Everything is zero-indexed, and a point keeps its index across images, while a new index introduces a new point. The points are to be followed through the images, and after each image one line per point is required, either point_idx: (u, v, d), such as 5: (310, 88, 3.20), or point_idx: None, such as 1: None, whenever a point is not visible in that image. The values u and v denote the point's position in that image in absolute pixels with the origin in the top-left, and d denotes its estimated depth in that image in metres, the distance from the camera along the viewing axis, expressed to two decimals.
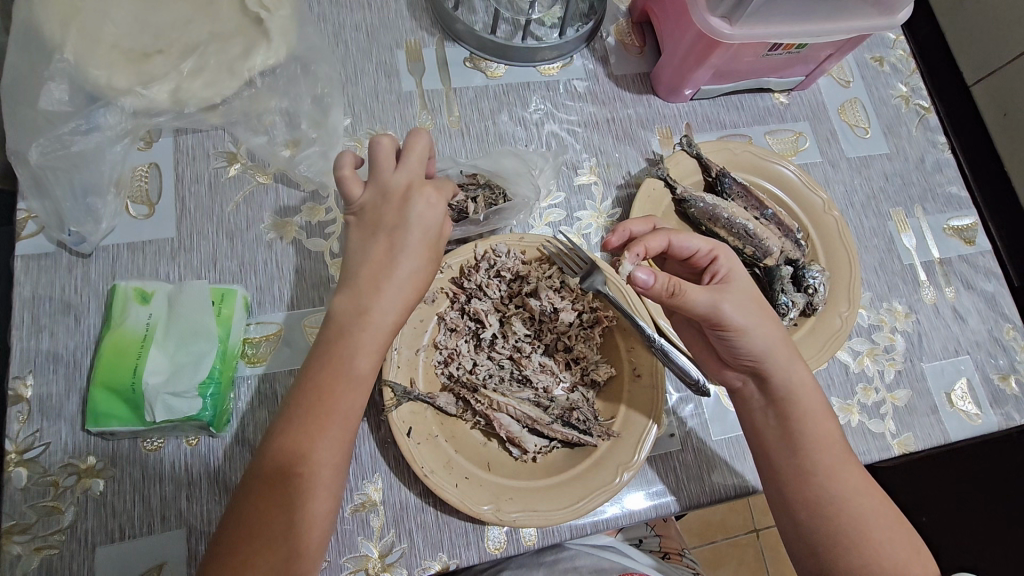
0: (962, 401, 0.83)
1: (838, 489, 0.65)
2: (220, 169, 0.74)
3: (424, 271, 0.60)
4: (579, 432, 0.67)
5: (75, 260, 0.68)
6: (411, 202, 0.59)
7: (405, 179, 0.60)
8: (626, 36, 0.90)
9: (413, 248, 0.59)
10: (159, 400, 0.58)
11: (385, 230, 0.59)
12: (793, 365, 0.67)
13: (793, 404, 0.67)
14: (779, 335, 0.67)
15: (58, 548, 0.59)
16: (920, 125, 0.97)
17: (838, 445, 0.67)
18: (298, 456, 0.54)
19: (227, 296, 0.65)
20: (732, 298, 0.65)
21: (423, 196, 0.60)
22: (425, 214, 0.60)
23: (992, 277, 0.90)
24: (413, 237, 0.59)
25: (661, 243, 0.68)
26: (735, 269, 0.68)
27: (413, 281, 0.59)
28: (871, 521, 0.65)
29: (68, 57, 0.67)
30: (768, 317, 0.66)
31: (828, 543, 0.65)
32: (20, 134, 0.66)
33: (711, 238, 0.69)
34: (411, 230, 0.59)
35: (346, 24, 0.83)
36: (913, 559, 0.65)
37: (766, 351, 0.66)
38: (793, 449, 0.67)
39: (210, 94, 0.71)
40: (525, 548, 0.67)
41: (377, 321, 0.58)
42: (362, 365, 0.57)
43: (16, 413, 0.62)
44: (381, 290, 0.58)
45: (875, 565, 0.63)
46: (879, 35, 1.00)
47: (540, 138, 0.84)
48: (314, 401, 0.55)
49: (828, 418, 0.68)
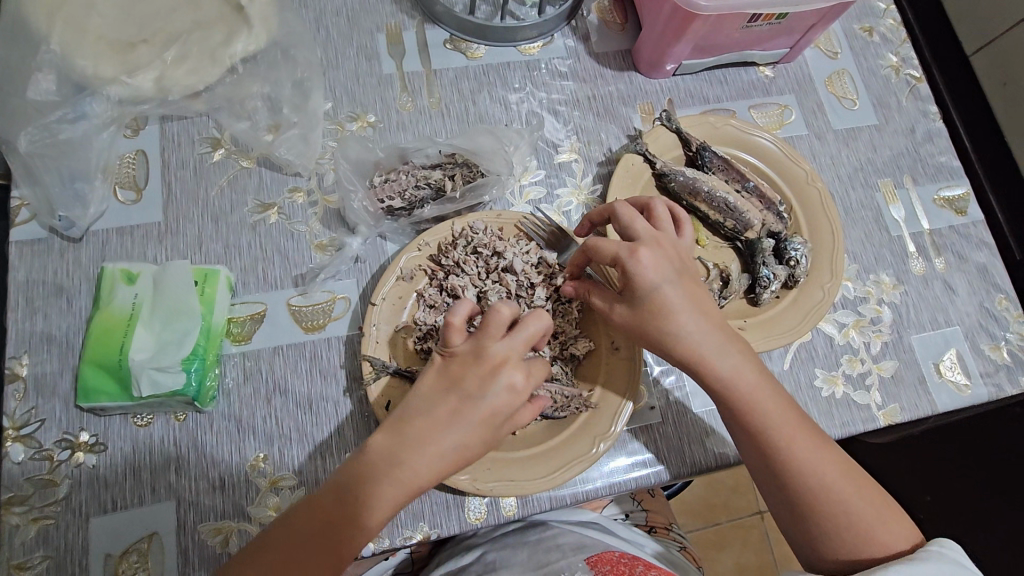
0: (951, 371, 0.82)
1: (790, 466, 0.63)
2: (204, 155, 0.76)
3: (478, 451, 0.58)
4: (559, 403, 0.68)
5: (67, 245, 0.70)
6: (498, 380, 0.59)
7: (499, 352, 0.59)
8: (608, 13, 0.90)
9: (475, 432, 0.58)
10: (145, 374, 0.61)
11: (468, 402, 0.58)
12: (725, 354, 0.64)
13: (730, 388, 0.64)
14: (700, 328, 0.64)
15: (53, 519, 0.61)
16: (910, 95, 0.95)
17: (787, 422, 0.64)
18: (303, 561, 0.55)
19: (209, 276, 0.68)
20: (621, 314, 0.65)
21: (509, 384, 0.59)
22: (503, 397, 0.59)
23: (984, 248, 0.89)
24: (482, 412, 0.58)
25: (583, 258, 0.70)
26: (632, 285, 0.63)
27: (457, 456, 0.58)
28: (835, 489, 0.63)
29: (55, 48, 0.70)
30: (675, 321, 0.63)
31: (794, 511, 0.64)
32: (10, 125, 0.68)
33: (620, 244, 0.64)
34: (484, 407, 0.58)
35: (327, 9, 0.84)
36: (877, 523, 0.63)
37: (684, 349, 0.64)
38: (742, 427, 0.65)
39: (193, 82, 0.74)
40: (505, 518, 0.68)
41: (422, 482, 0.57)
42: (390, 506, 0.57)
43: (13, 391, 0.65)
44: (433, 472, 0.57)
45: (831, 532, 0.63)
46: (868, 5, 0.99)
47: (520, 117, 0.84)
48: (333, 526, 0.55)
49: (775, 397, 0.65)
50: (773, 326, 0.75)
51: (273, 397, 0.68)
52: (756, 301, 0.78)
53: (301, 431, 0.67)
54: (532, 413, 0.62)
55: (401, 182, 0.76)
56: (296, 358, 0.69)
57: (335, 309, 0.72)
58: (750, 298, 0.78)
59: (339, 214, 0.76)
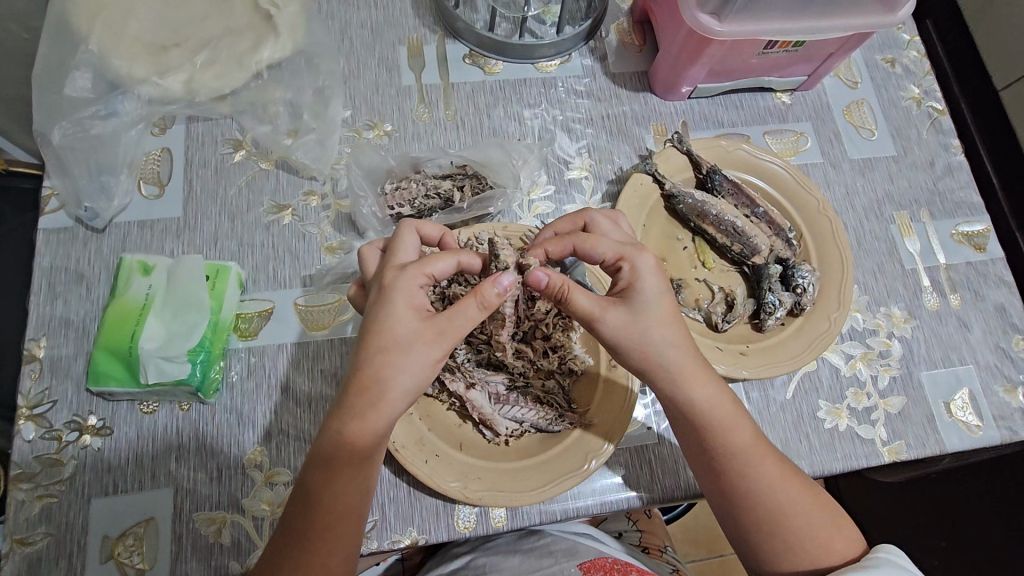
0: (961, 411, 0.80)
1: (755, 484, 0.62)
2: (226, 155, 0.79)
3: (393, 367, 0.55)
4: (552, 417, 0.69)
5: (90, 235, 0.74)
6: (373, 299, 0.59)
7: (376, 277, 0.61)
8: (626, 35, 0.91)
9: (378, 350, 0.56)
10: (151, 362, 0.63)
11: (363, 335, 0.57)
12: (702, 380, 0.63)
13: (700, 410, 0.63)
14: (679, 347, 0.62)
15: (57, 497, 0.64)
16: (931, 127, 0.94)
17: (753, 441, 0.63)
18: (310, 529, 0.56)
19: (221, 272, 0.70)
20: (617, 317, 0.61)
21: (380, 288, 0.58)
22: (382, 307, 0.57)
23: (1003, 286, 0.87)
24: (370, 329, 0.57)
25: (564, 248, 0.66)
26: (635, 285, 0.62)
27: (371, 381, 0.55)
28: (793, 506, 0.62)
29: (93, 48, 0.74)
30: (658, 338, 0.61)
31: (752, 531, 0.63)
32: (47, 118, 0.73)
33: (624, 243, 0.64)
34: (371, 324, 0.57)
35: (352, 21, 0.87)
36: (836, 532, 0.63)
37: (666, 370, 0.62)
38: (702, 446, 0.64)
39: (220, 85, 0.77)
40: (494, 528, 0.69)
41: (352, 421, 0.55)
42: (344, 462, 0.55)
43: (30, 370, 0.68)
44: (353, 409, 0.55)
45: (799, 547, 0.62)
46: (892, 37, 0.98)
47: (532, 133, 0.85)
48: (312, 499, 0.56)
49: (738, 415, 0.64)
50: (776, 352, 0.74)
51: (274, 392, 0.69)
52: (760, 326, 0.77)
53: (299, 429, 0.68)
54: (472, 304, 0.57)
55: (412, 190, 0.78)
56: (300, 357, 0.71)
57: (342, 311, 0.73)
58: (755, 324, 0.78)
59: (350, 218, 0.78)
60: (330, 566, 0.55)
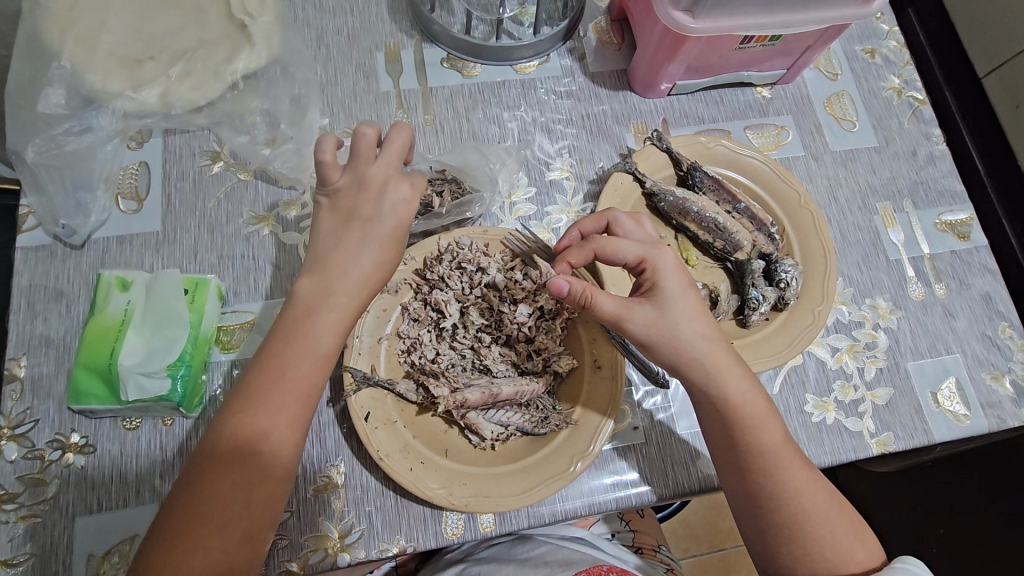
0: (949, 401, 0.79)
1: (783, 486, 0.62)
2: (204, 167, 0.79)
3: (365, 297, 0.60)
4: (538, 419, 0.68)
5: (68, 251, 0.74)
6: (382, 195, 0.60)
7: (384, 176, 0.61)
8: (605, 34, 0.91)
9: (395, 250, 0.62)
10: (132, 379, 0.63)
11: (369, 232, 0.60)
12: (737, 378, 0.63)
13: (733, 408, 0.63)
14: (709, 340, 0.63)
15: (41, 517, 0.63)
16: (913, 118, 0.94)
17: (784, 442, 0.63)
18: (269, 404, 0.55)
19: (200, 285, 0.70)
20: (644, 314, 0.62)
21: (398, 193, 0.61)
22: (399, 209, 0.61)
23: (987, 274, 0.87)
24: (390, 238, 0.61)
25: (586, 255, 0.69)
26: (658, 283, 0.63)
27: (354, 305, 0.59)
28: (817, 511, 0.62)
29: (65, 63, 0.73)
30: (689, 332, 0.62)
31: (773, 532, 0.62)
32: (19, 135, 0.72)
33: (643, 243, 0.65)
34: (388, 230, 0.60)
35: (328, 28, 0.87)
36: (857, 544, 0.62)
37: (697, 363, 0.63)
38: (731, 442, 0.64)
39: (196, 97, 0.76)
40: (482, 533, 0.68)
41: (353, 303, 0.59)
42: (324, 347, 0.58)
43: (9, 391, 0.67)
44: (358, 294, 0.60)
45: (819, 556, 0.61)
46: (871, 27, 0.98)
47: (511, 135, 0.85)
48: (281, 382, 0.55)
49: (772, 416, 0.64)
50: (759, 349, 0.74)
51: None
52: (745, 322, 0.76)
53: None
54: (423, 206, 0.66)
55: None
56: None
57: None
58: (740, 320, 0.77)
59: None
60: (275, 432, 0.54)
